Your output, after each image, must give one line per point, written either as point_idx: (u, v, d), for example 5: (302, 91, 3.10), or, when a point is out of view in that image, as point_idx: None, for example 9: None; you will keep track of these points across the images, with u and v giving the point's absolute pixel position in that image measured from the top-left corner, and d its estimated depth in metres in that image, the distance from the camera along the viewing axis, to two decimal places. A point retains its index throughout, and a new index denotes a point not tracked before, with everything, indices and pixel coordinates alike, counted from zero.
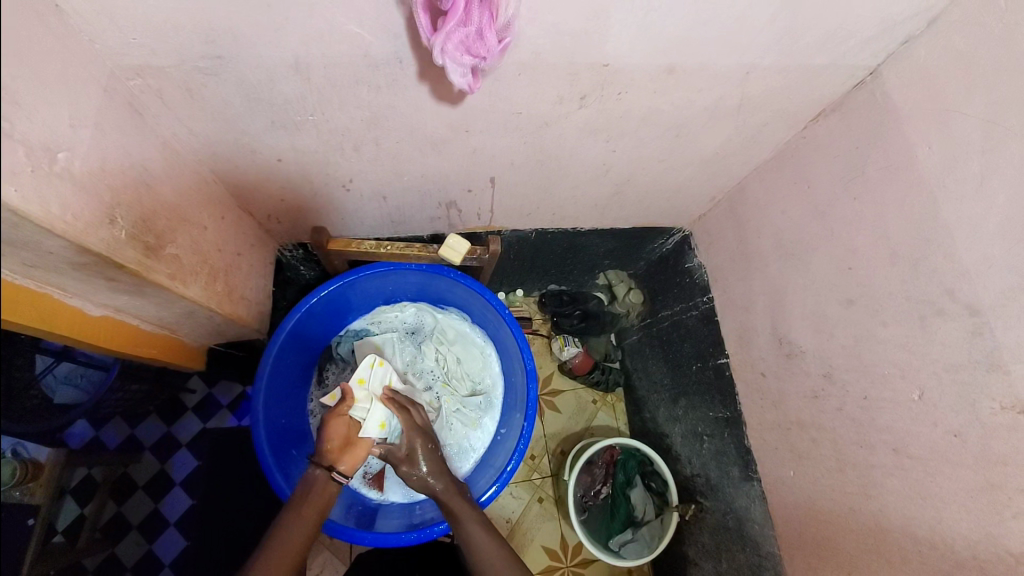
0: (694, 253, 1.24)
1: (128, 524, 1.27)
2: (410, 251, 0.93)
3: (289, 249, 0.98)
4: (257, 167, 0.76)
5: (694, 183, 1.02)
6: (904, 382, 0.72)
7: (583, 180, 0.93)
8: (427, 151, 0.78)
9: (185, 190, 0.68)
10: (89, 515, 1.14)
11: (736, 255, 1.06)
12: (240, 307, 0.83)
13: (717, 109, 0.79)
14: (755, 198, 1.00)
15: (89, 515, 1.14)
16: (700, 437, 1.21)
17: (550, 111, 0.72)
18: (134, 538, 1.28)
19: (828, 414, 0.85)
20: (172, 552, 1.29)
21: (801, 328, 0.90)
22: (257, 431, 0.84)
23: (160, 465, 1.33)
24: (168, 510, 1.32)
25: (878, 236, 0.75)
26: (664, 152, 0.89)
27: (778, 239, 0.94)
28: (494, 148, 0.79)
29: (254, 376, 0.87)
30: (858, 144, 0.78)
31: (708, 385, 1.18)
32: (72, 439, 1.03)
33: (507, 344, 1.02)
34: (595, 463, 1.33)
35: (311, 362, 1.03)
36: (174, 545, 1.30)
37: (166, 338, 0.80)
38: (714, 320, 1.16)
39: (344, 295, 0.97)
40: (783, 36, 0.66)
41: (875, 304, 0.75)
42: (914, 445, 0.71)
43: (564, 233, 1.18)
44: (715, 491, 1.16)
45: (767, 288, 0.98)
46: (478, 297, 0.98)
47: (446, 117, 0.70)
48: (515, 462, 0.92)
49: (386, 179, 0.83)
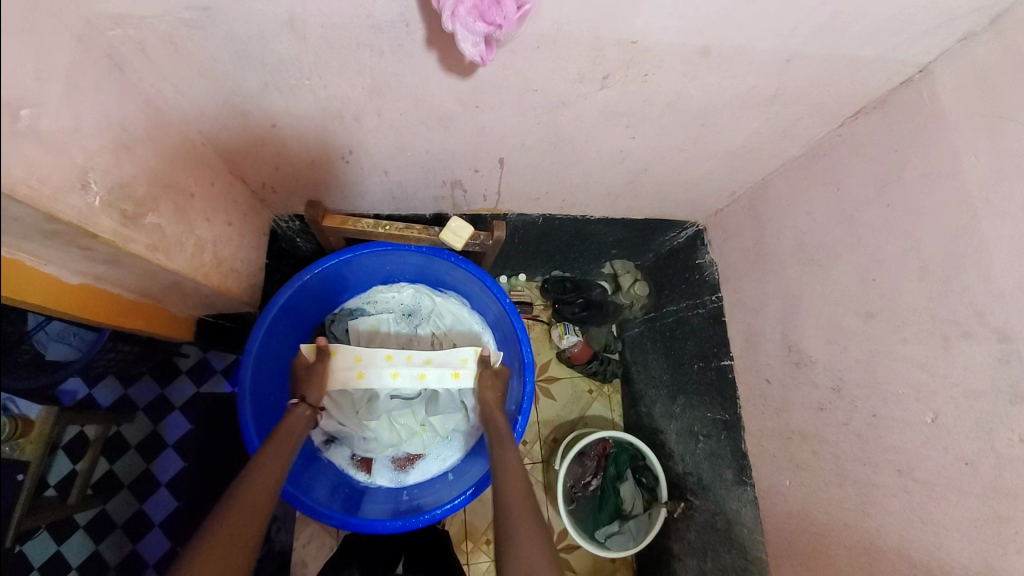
0: (706, 249, 1.19)
1: (121, 483, 1.29)
2: (410, 233, 0.88)
3: (285, 220, 0.94)
4: (250, 132, 0.71)
5: (714, 177, 0.97)
6: (917, 404, 0.69)
7: (597, 167, 0.88)
8: (432, 126, 0.72)
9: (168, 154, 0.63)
10: (83, 471, 1.17)
11: (751, 256, 1.01)
12: (230, 280, 0.79)
13: (749, 99, 0.73)
14: (779, 196, 0.94)
15: (82, 472, 1.16)
16: (696, 436, 1.20)
17: (568, 90, 0.66)
18: (126, 497, 1.29)
19: (833, 428, 0.83)
20: (165, 513, 1.30)
21: (812, 338, 0.86)
22: (243, 408, 0.82)
23: (154, 426, 1.35)
24: (161, 471, 1.33)
25: (909, 249, 0.70)
26: (686, 143, 0.83)
27: (798, 242, 0.89)
28: (505, 127, 0.74)
29: (242, 352, 0.83)
30: (898, 149, 0.73)
31: (709, 386, 1.15)
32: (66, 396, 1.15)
33: (505, 334, 0.99)
34: (587, 454, 1.31)
35: (304, 340, 1.00)
36: (165, 505, 1.30)
37: (151, 308, 0.76)
38: (720, 320, 1.12)
39: (339, 274, 0.93)
40: (831, 23, 0.60)
41: (897, 320, 0.71)
42: (920, 467, 0.68)
43: (572, 219, 1.13)
44: (706, 491, 1.15)
45: (781, 292, 0.93)
46: (479, 285, 0.94)
47: (456, 89, 0.64)
48: (505, 456, 0.90)
49: (389, 153, 0.78)
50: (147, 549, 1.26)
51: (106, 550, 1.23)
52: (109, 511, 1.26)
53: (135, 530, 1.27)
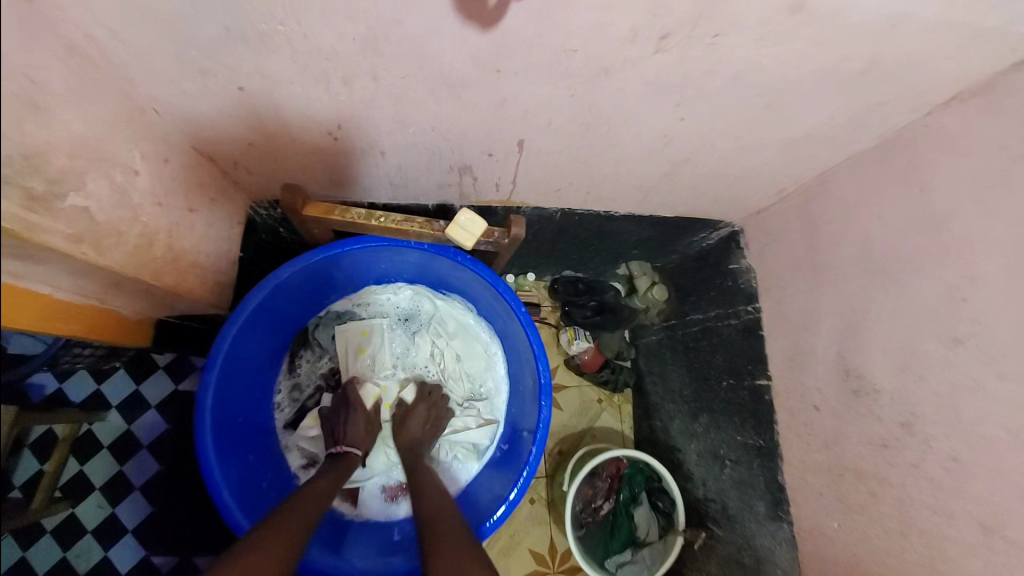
0: (742, 253, 1.06)
1: (91, 486, 1.17)
2: (409, 226, 0.72)
3: (263, 208, 0.79)
4: (213, 96, 0.57)
5: (766, 171, 0.84)
6: (1016, 454, 0.56)
7: (634, 154, 0.75)
8: (440, 96, 0.59)
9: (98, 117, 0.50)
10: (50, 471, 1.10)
11: (801, 263, 0.89)
12: (190, 278, 0.66)
13: (832, 74, 0.59)
14: (841, 196, 0.81)
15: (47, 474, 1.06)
16: (721, 461, 1.08)
17: (613, 53, 0.52)
18: (98, 499, 1.17)
19: (898, 469, 0.70)
20: (137, 521, 1.17)
21: (877, 363, 0.74)
22: (203, 436, 0.68)
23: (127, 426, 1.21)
24: (134, 475, 1.19)
25: (1018, 264, 0.57)
26: (742, 128, 0.69)
27: (863, 250, 0.77)
28: (530, 101, 0.60)
29: (203, 368, 0.69)
30: (1006, 142, 0.60)
31: (740, 406, 1.03)
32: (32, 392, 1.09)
33: (517, 347, 0.86)
34: (599, 474, 1.19)
35: (282, 347, 0.86)
36: (138, 513, 1.18)
37: (96, 312, 0.62)
38: (757, 333, 0.99)
39: (326, 272, 0.80)
40: None
41: (995, 350, 0.59)
42: (1012, 525, 0.56)
43: (595, 215, 0.99)
44: (731, 522, 1.03)
45: (838, 307, 0.81)
46: (489, 290, 0.81)
47: (472, 46, 0.51)
48: (517, 494, 0.77)
49: (387, 130, 0.65)
50: (119, 559, 1.15)
51: (74, 557, 1.13)
52: (76, 515, 1.15)
53: (104, 539, 1.16)
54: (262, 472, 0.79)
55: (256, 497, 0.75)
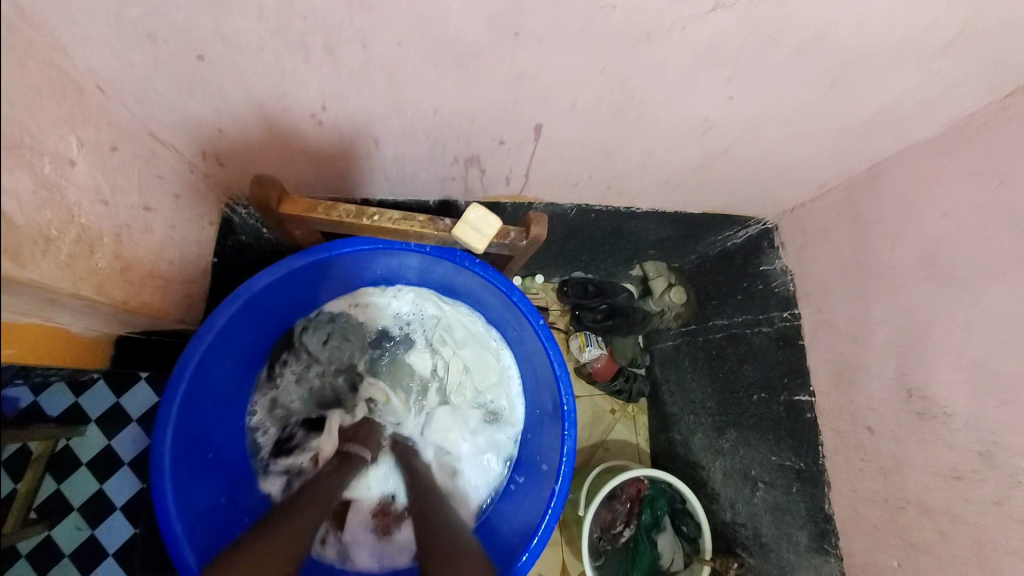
0: (774, 254, 0.96)
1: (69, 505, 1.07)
2: (409, 226, 0.62)
3: (242, 207, 0.69)
4: (165, 71, 0.47)
5: (810, 163, 0.74)
6: None
7: (665, 142, 0.65)
8: (445, 71, 0.49)
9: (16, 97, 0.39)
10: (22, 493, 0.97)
11: (847, 266, 0.79)
12: (146, 292, 0.56)
13: (913, 44, 0.50)
14: (896, 190, 0.72)
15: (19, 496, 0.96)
16: (752, 482, 0.98)
17: (659, 13, 0.43)
18: (76, 522, 1.07)
19: (976, 506, 0.61)
20: (119, 542, 1.08)
21: (946, 382, 0.64)
22: (160, 484, 0.59)
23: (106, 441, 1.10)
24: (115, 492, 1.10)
25: None
26: (795, 111, 0.60)
27: (928, 252, 0.67)
28: (552, 77, 0.50)
29: (159, 404, 0.59)
30: None
31: (774, 423, 0.94)
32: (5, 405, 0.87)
33: (534, 364, 0.76)
34: (617, 496, 1.08)
35: (259, 365, 0.76)
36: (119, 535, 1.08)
37: (36, 330, 0.51)
38: (795, 343, 0.90)
39: (314, 278, 0.70)
40: None
41: None
42: None
43: (613, 212, 0.89)
44: (765, 550, 0.95)
45: (894, 317, 0.71)
46: (502, 300, 0.71)
47: (485, 3, 0.41)
48: (540, 541, 0.69)
49: (380, 113, 0.55)
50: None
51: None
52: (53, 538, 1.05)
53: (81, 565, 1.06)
54: (237, 513, 0.70)
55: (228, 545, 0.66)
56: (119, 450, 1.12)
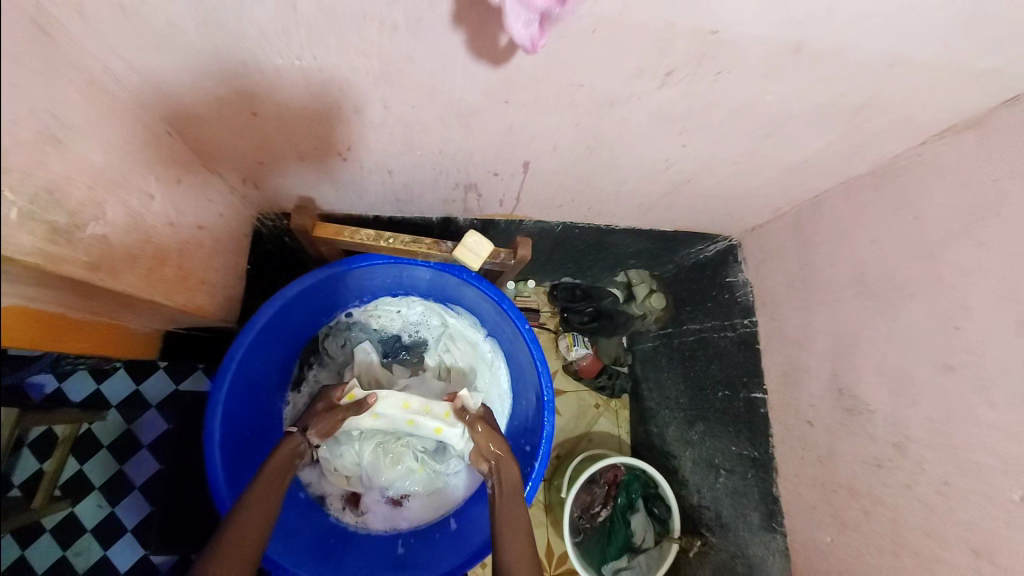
0: (739, 267, 1.08)
1: (91, 485, 1.19)
2: (418, 247, 0.75)
3: (270, 219, 0.80)
4: (222, 120, 0.57)
5: (762, 192, 0.85)
6: (1005, 479, 0.59)
7: (635, 175, 0.76)
8: (448, 122, 0.60)
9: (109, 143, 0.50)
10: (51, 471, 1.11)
11: (796, 281, 0.90)
12: (199, 295, 0.67)
13: (830, 107, 0.61)
14: (835, 218, 0.83)
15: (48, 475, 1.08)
16: (715, 469, 1.10)
17: (619, 86, 0.54)
18: (96, 499, 1.19)
19: (890, 488, 0.72)
20: (136, 518, 1.20)
21: (869, 383, 0.76)
22: (212, 453, 0.70)
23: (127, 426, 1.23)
24: (135, 473, 1.22)
25: (1007, 295, 0.59)
26: (742, 154, 0.71)
27: (857, 272, 0.78)
28: (535, 127, 0.61)
29: (211, 388, 0.70)
30: (997, 176, 0.61)
31: (735, 418, 1.05)
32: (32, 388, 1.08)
33: (520, 363, 0.87)
34: (596, 480, 1.22)
35: (288, 361, 0.87)
36: (137, 511, 1.20)
37: (102, 326, 0.62)
38: (753, 347, 1.01)
39: (334, 287, 0.81)
40: (958, 21, 0.48)
41: (984, 378, 0.61)
42: (1003, 551, 0.58)
43: (594, 229, 1.01)
44: (725, 530, 1.06)
45: (831, 327, 0.83)
46: (493, 306, 0.82)
47: (482, 79, 0.52)
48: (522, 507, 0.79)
49: (394, 151, 0.66)
50: (118, 558, 1.17)
51: (73, 556, 1.16)
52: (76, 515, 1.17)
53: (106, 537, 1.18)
54: None
55: None
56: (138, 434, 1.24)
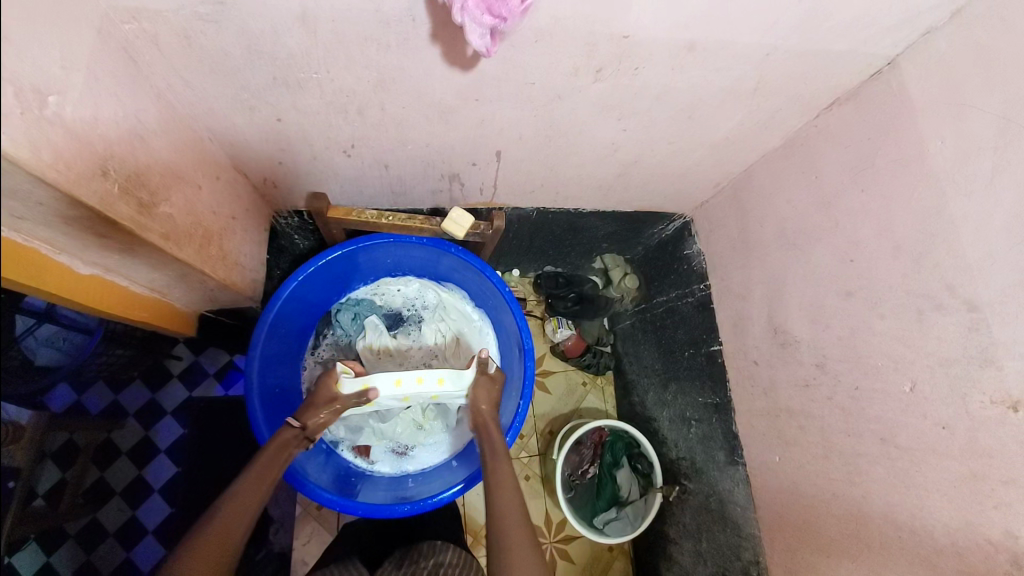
0: (694, 240, 1.23)
1: (111, 491, 1.26)
2: (413, 224, 0.90)
3: (284, 216, 0.95)
4: (254, 128, 0.72)
5: (701, 169, 1.01)
6: (897, 374, 0.73)
7: (590, 158, 0.92)
8: (433, 119, 0.75)
9: (182, 150, 0.65)
10: (72, 481, 1.12)
11: (737, 245, 1.06)
12: (234, 274, 0.81)
13: (733, 91, 0.77)
14: (761, 186, 0.99)
15: (71, 481, 1.12)
16: (688, 421, 1.24)
17: (565, 84, 0.70)
18: (117, 504, 1.26)
19: (819, 402, 0.87)
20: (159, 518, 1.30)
21: (798, 320, 0.91)
22: (251, 401, 0.83)
23: (144, 432, 1.32)
24: (153, 478, 1.32)
25: (883, 229, 0.74)
26: (673, 135, 0.87)
27: (781, 228, 0.94)
28: (503, 119, 0.77)
29: (246, 350, 0.85)
30: (871, 136, 0.77)
31: (700, 371, 1.20)
32: (55, 402, 1.01)
33: (505, 326, 1.01)
34: (584, 443, 1.35)
35: (306, 335, 1.01)
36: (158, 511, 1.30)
37: (155, 302, 0.76)
38: (709, 307, 1.17)
39: (344, 267, 0.95)
40: (807, 20, 0.65)
41: (874, 297, 0.76)
42: (902, 434, 0.72)
43: (565, 213, 1.16)
44: (700, 474, 1.19)
45: (765, 278, 0.98)
46: (478, 275, 0.96)
47: (459, 83, 0.67)
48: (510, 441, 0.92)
49: (390, 147, 0.81)
50: (140, 559, 1.25)
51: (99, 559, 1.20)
52: (100, 519, 1.22)
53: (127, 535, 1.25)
54: None
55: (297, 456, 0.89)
56: (157, 443, 1.34)
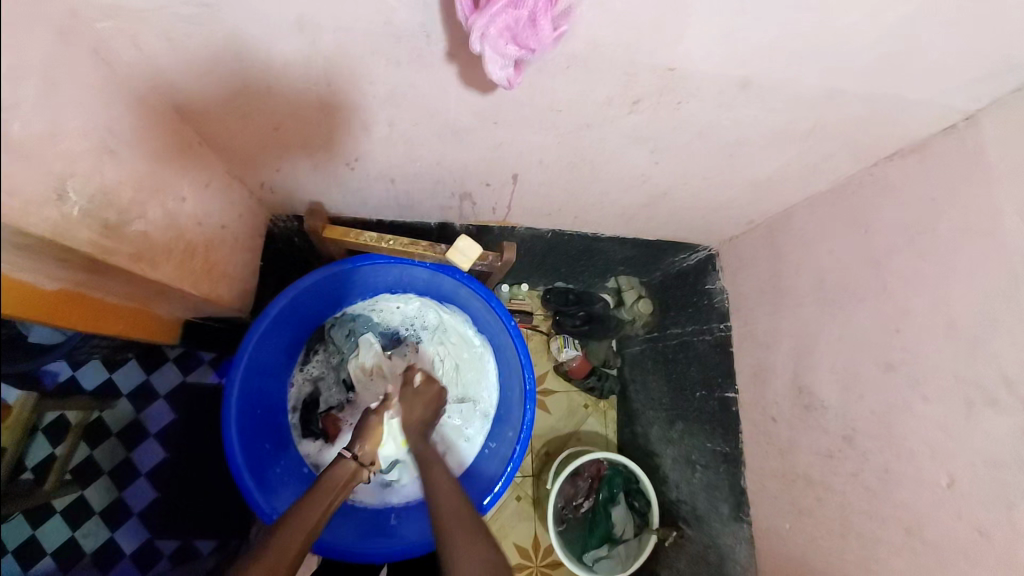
0: (718, 276, 1.15)
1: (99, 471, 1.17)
2: (416, 249, 0.84)
3: (282, 222, 0.89)
4: (249, 134, 0.66)
5: (736, 205, 0.93)
6: (933, 465, 0.66)
7: (616, 187, 0.84)
8: (446, 139, 0.68)
9: (164, 156, 0.59)
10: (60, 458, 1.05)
11: (767, 289, 0.98)
12: (221, 287, 0.75)
13: (784, 133, 0.69)
14: (802, 231, 0.90)
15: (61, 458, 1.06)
16: (693, 465, 1.17)
17: (595, 113, 0.62)
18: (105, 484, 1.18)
19: (842, 477, 0.79)
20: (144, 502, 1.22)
21: (826, 383, 0.83)
22: (228, 428, 0.77)
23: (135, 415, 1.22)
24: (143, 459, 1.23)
25: (939, 302, 0.66)
26: (709, 171, 0.79)
27: (820, 281, 0.86)
28: (523, 144, 0.69)
29: (228, 367, 0.79)
30: (937, 196, 0.68)
31: (710, 417, 1.12)
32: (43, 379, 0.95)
33: (506, 359, 0.95)
34: (581, 474, 1.29)
35: (296, 350, 0.95)
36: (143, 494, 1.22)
37: (134, 311, 0.70)
38: (728, 350, 1.09)
39: (340, 284, 0.89)
40: (883, 63, 0.56)
41: (918, 375, 0.68)
42: (931, 530, 0.65)
43: (582, 236, 1.08)
44: (701, 522, 1.12)
45: (795, 330, 0.90)
46: (483, 305, 0.90)
47: (476, 105, 0.60)
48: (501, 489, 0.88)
49: (398, 163, 0.74)
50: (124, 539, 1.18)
51: (83, 537, 1.13)
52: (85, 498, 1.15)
53: None
54: (281, 461, 0.88)
55: (274, 484, 0.84)
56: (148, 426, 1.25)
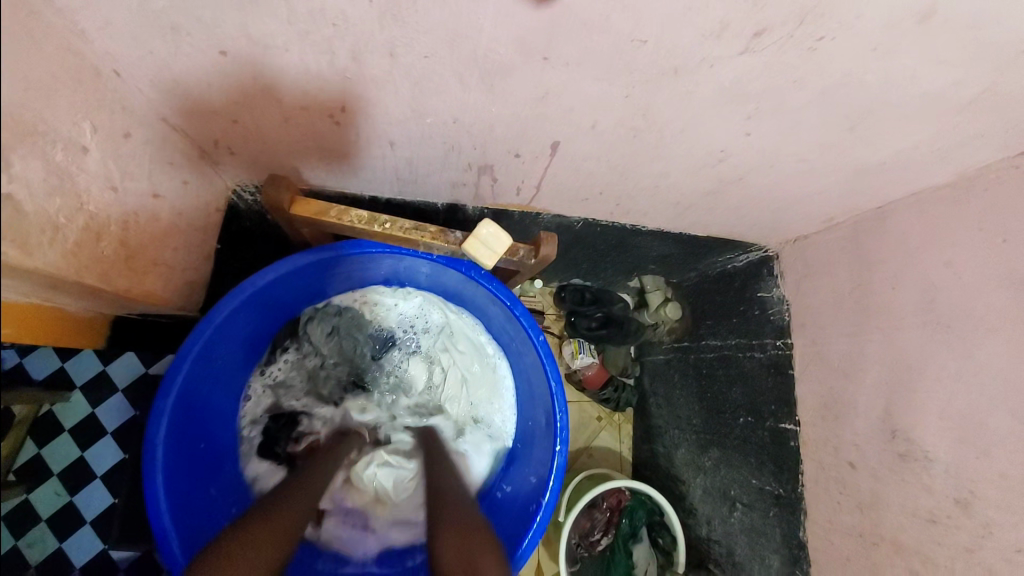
0: (775, 282, 0.96)
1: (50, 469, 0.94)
2: (420, 236, 0.64)
3: (249, 193, 0.70)
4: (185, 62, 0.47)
5: (819, 200, 0.75)
6: None
7: (681, 166, 0.65)
8: (470, 84, 0.49)
9: (27, 81, 0.40)
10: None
11: (844, 303, 0.80)
12: (148, 279, 0.56)
13: (928, 98, 0.51)
14: (903, 234, 0.72)
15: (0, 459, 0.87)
16: (730, 502, 0.98)
17: (692, 48, 0.43)
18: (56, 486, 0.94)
19: (949, 550, 0.63)
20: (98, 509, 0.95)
21: (927, 427, 0.66)
22: (153, 475, 0.60)
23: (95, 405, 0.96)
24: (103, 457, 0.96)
25: None
26: (809, 150, 0.61)
27: (926, 298, 0.68)
28: (576, 98, 0.50)
29: (154, 398, 0.61)
30: None
31: (757, 448, 0.95)
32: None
33: (528, 376, 0.78)
34: (598, 505, 1.09)
35: (257, 353, 0.77)
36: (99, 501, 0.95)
37: (18, 306, 0.47)
38: (784, 372, 0.92)
39: (322, 274, 0.71)
40: None
41: None
42: None
43: (622, 229, 0.87)
44: (739, 571, 0.95)
45: (885, 358, 0.73)
46: (503, 310, 0.72)
47: (518, 24, 0.41)
48: (525, 552, 0.69)
49: (400, 117, 0.55)
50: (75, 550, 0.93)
51: (26, 547, 0.92)
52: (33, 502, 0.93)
53: None
54: (230, 507, 0.71)
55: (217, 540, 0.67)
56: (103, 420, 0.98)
